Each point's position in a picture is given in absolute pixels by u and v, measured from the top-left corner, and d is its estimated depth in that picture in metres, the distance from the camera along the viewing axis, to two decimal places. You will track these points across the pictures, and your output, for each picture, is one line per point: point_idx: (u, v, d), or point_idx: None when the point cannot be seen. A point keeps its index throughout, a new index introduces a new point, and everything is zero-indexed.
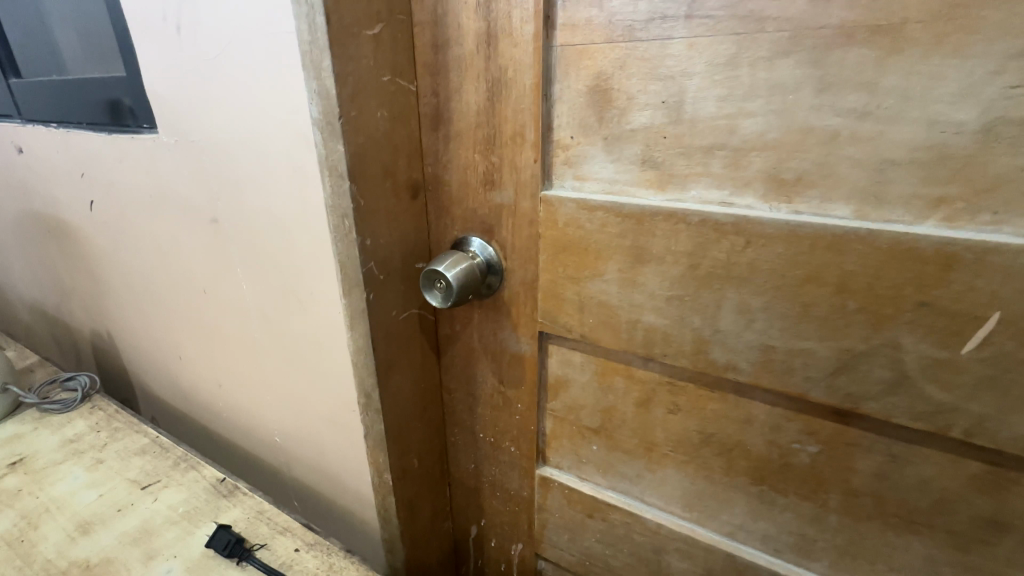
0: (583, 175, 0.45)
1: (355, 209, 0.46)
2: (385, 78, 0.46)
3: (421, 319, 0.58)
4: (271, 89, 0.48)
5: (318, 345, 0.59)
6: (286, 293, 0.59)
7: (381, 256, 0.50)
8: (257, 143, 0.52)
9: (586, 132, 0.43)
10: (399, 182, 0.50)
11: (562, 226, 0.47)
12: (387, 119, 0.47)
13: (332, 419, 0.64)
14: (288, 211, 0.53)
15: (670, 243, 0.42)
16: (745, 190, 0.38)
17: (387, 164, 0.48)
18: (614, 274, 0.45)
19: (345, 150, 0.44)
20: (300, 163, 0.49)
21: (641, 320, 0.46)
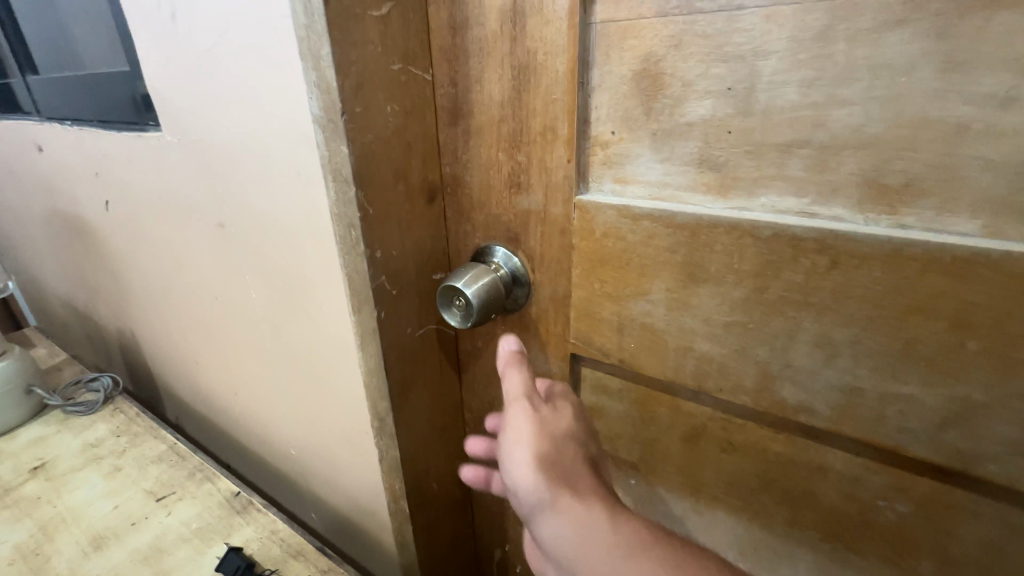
0: (625, 178, 0.38)
1: (362, 219, 0.41)
2: (395, 66, 0.40)
3: (441, 334, 0.53)
4: (272, 82, 0.43)
5: (329, 360, 0.55)
6: (295, 307, 0.55)
7: (393, 268, 0.45)
8: (259, 142, 0.47)
9: (630, 126, 0.36)
10: (414, 186, 0.45)
11: (599, 236, 0.40)
12: (399, 114, 0.41)
13: (346, 437, 0.59)
14: (293, 217, 0.48)
15: (732, 261, 0.35)
16: (832, 198, 0.31)
17: (401, 166, 0.43)
18: (661, 294, 0.39)
19: (350, 151, 0.38)
20: (304, 165, 0.44)
21: (692, 348, 0.39)
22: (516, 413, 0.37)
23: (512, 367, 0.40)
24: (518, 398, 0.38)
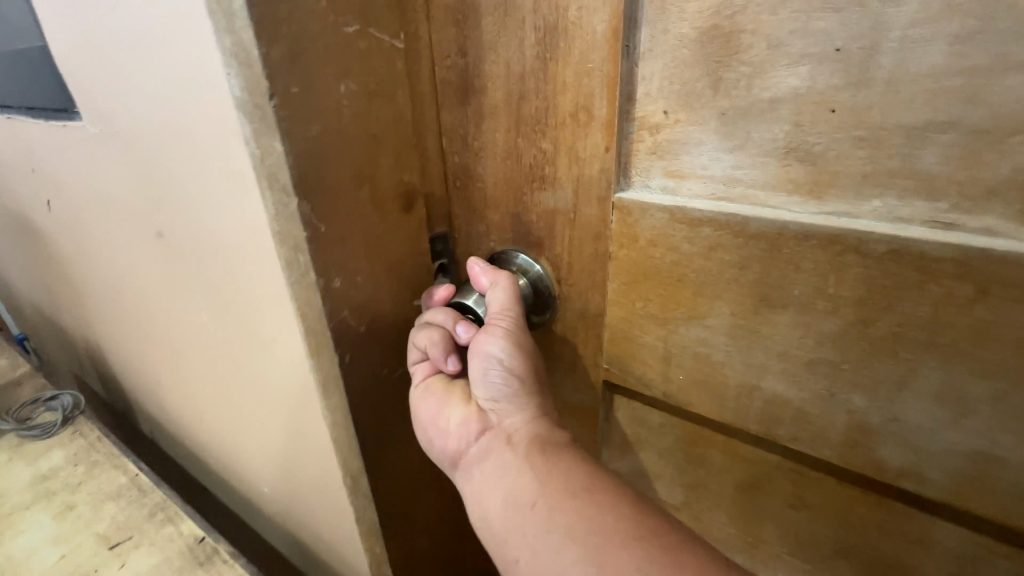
0: (681, 172, 0.30)
1: (310, 238, 0.33)
2: (348, 28, 0.31)
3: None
4: (195, 75, 0.35)
5: (293, 395, 0.48)
6: (250, 333, 0.48)
7: (359, 295, 0.38)
8: (191, 146, 0.40)
9: (690, 104, 0.28)
10: (387, 192, 0.37)
11: (643, 245, 0.32)
12: (358, 95, 0.33)
13: (320, 477, 0.53)
14: (236, 236, 0.41)
15: (826, 284, 0.26)
16: (986, 204, 0.22)
17: (364, 169, 0.35)
18: (723, 319, 0.31)
19: (286, 150, 0.31)
20: (241, 176, 0.37)
21: (759, 388, 0.31)
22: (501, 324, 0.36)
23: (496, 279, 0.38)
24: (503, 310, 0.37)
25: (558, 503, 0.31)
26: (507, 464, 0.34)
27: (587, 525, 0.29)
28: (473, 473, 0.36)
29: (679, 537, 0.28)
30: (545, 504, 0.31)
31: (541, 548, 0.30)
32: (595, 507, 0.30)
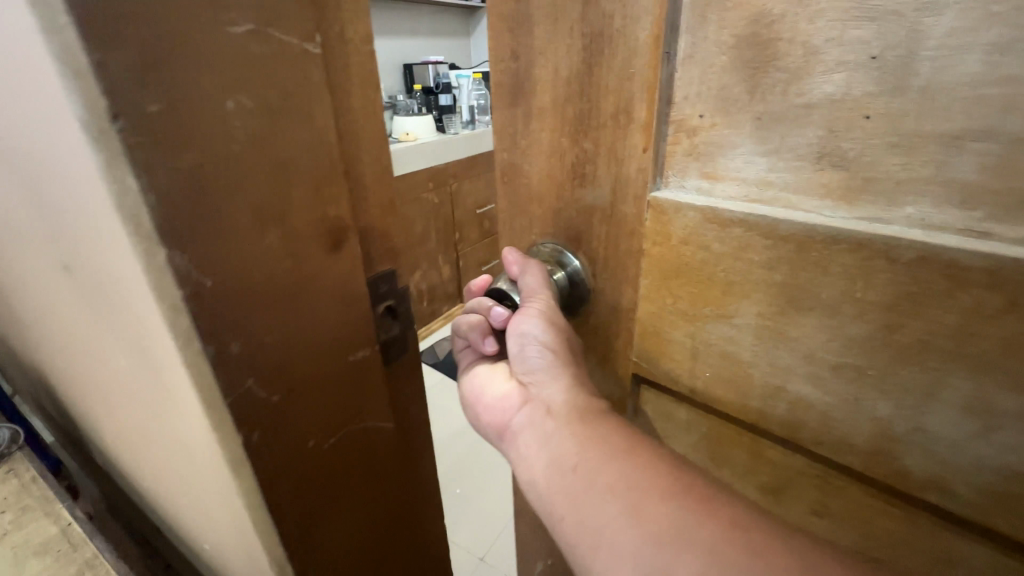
0: (715, 173, 0.31)
1: (187, 295, 0.30)
2: (242, 29, 0.29)
3: (361, 418, 0.45)
4: (31, 106, 0.29)
5: (199, 453, 0.44)
6: (147, 385, 0.43)
7: (258, 349, 0.35)
8: (45, 185, 0.34)
9: (726, 109, 0.29)
10: (307, 236, 0.35)
11: (676, 243, 0.33)
12: (250, 112, 0.30)
13: (238, 532, 0.49)
14: (109, 284, 0.36)
15: (854, 288, 0.27)
16: (1021, 213, 0.22)
17: (269, 211, 0.32)
18: (749, 319, 0.31)
19: (147, 196, 0.27)
20: (97, 227, 0.31)
21: (784, 389, 0.31)
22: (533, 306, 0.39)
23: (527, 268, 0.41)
24: (534, 294, 0.39)
25: (600, 464, 0.32)
26: (547, 431, 0.37)
27: (627, 480, 0.31)
28: (519, 442, 0.39)
29: (706, 489, 0.30)
30: (587, 467, 0.33)
31: (586, 504, 0.32)
32: (634, 466, 0.31)
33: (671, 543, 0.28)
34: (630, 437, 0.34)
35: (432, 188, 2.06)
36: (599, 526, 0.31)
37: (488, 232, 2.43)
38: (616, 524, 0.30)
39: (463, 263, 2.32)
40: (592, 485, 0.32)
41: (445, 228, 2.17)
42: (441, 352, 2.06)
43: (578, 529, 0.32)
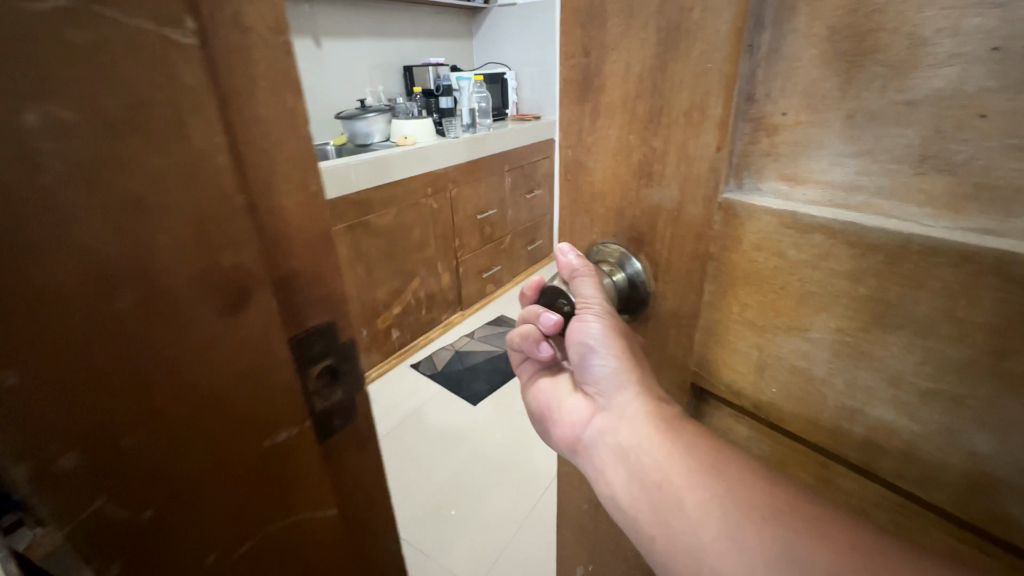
0: (796, 177, 0.29)
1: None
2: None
3: (275, 496, 0.35)
4: None
5: None
6: None
7: (104, 449, 0.25)
8: None
9: (813, 107, 0.27)
10: (191, 306, 0.27)
11: (750, 249, 0.31)
12: (64, 122, 0.21)
13: None
14: None
15: (955, 307, 0.24)
16: None
17: (117, 274, 0.24)
18: (828, 334, 0.29)
19: None
20: None
21: (863, 413, 0.29)
22: (591, 319, 0.37)
23: (579, 276, 0.38)
24: (590, 304, 0.38)
25: (687, 486, 0.32)
26: (621, 443, 0.37)
27: (722, 503, 0.30)
28: (596, 455, 0.39)
29: (818, 509, 0.29)
30: (673, 487, 0.33)
31: (671, 528, 0.32)
32: (728, 488, 0.31)
33: (774, 567, 0.28)
34: (710, 452, 0.33)
35: (430, 194, 2.12)
36: (694, 548, 0.31)
37: (489, 237, 2.55)
38: (711, 548, 0.30)
39: (462, 270, 2.42)
40: (681, 508, 0.32)
41: (446, 233, 2.26)
42: (439, 364, 2.13)
43: (670, 550, 0.32)
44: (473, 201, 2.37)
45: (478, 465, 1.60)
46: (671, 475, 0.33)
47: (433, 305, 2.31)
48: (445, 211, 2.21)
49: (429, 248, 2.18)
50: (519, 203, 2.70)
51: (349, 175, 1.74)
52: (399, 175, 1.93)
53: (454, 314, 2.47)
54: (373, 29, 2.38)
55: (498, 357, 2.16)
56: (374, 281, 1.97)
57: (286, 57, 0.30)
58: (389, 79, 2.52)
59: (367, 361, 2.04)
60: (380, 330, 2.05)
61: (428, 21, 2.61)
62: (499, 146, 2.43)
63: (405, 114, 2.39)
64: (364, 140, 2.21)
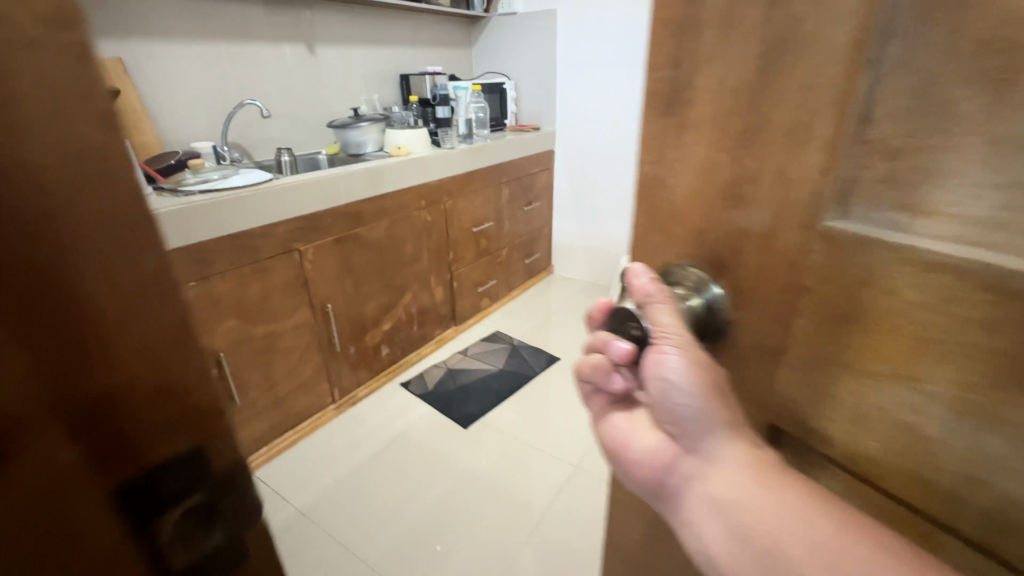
0: (920, 207, 0.25)
1: None
2: None
3: None
4: None
5: None
6: None
7: None
8: None
9: (947, 129, 0.23)
10: None
11: (856, 284, 0.28)
12: None
13: None
14: None
15: None
16: None
17: None
18: (948, 387, 0.25)
19: None
20: None
21: (986, 483, 0.25)
22: (670, 351, 0.35)
23: (650, 303, 0.36)
24: (668, 335, 0.36)
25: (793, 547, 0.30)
26: (713, 494, 0.34)
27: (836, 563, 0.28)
28: (681, 504, 0.36)
29: None
30: (778, 547, 0.30)
31: None
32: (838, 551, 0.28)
33: None
34: (826, 516, 0.30)
35: (423, 207, 2.14)
36: None
37: (484, 250, 2.59)
38: None
39: (457, 284, 2.45)
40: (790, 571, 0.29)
41: (439, 248, 2.29)
42: (430, 383, 2.15)
43: None
44: (469, 213, 2.41)
45: (467, 490, 1.64)
46: (774, 532, 0.31)
47: (426, 319, 2.32)
48: (439, 223, 2.24)
49: (422, 259, 2.21)
50: (516, 216, 2.79)
51: (338, 187, 1.75)
52: (391, 186, 1.96)
53: (448, 330, 2.49)
54: (365, 39, 2.43)
55: (490, 376, 2.20)
56: (365, 295, 1.96)
57: (88, 100, 0.23)
58: (382, 88, 2.58)
59: (356, 380, 2.03)
60: (368, 347, 2.04)
61: (417, 32, 2.70)
62: (493, 159, 2.49)
63: (400, 123, 2.40)
64: (357, 150, 2.21)
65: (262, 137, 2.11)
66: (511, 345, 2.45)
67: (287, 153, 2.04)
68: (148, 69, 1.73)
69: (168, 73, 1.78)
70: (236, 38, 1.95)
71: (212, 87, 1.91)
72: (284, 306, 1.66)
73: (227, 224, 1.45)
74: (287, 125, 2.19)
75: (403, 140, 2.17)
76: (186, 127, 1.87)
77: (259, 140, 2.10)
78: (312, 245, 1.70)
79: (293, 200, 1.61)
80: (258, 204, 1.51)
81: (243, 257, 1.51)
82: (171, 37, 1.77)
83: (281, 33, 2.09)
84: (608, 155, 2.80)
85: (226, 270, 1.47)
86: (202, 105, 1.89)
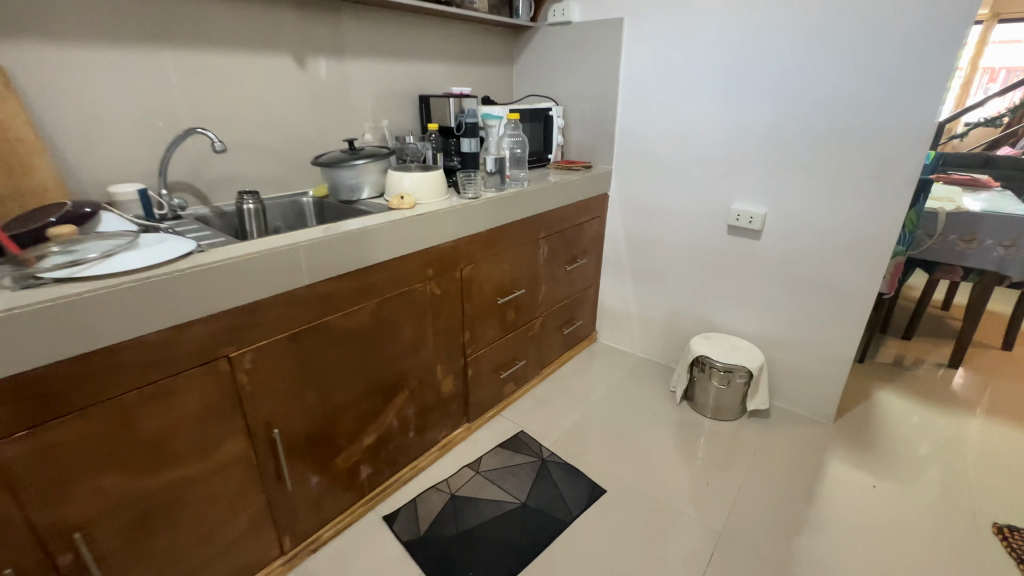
0: None
1: None
2: None
3: None
4: None
5: None
6: None
7: None
8: None
9: None
10: None
11: None
12: None
13: None
14: None
15: None
16: None
17: None
18: None
19: None
20: None
21: None
22: None
23: None
24: None
25: None
26: None
27: None
28: None
29: None
30: None
31: None
32: None
33: None
34: None
35: (430, 277, 1.57)
36: None
37: (513, 323, 2.01)
38: None
39: (472, 370, 1.88)
40: None
41: (451, 328, 1.72)
42: (424, 522, 1.56)
43: None
44: (494, 281, 1.84)
45: None
46: None
47: (426, 422, 1.75)
48: (452, 296, 1.68)
49: (426, 345, 1.64)
50: (556, 276, 2.21)
51: (301, 263, 1.20)
52: (385, 254, 1.40)
53: (456, 431, 1.91)
54: (375, 50, 1.92)
55: (506, 518, 1.59)
56: (337, 404, 1.40)
57: None
58: (397, 113, 2.06)
59: (320, 517, 1.47)
60: (340, 472, 1.48)
61: (442, 45, 2.18)
62: (530, 210, 1.91)
63: (414, 158, 1.95)
64: (349, 195, 1.66)
65: (228, 174, 1.59)
66: (539, 460, 1.84)
67: (253, 200, 1.52)
68: (60, 83, 1.25)
69: (92, 89, 1.30)
70: (197, 44, 1.45)
71: (156, 109, 1.41)
72: (202, 440, 1.11)
73: (99, 335, 0.92)
74: (265, 158, 1.67)
75: (407, 185, 1.60)
76: (115, 162, 1.37)
77: (221, 178, 1.58)
78: (253, 347, 1.16)
79: (220, 289, 1.06)
80: (159, 298, 0.98)
81: (133, 379, 0.98)
82: (98, 40, 1.28)
83: (261, 39, 1.58)
84: (678, 206, 2.20)
85: (94, 406, 0.93)
86: (142, 132, 1.40)
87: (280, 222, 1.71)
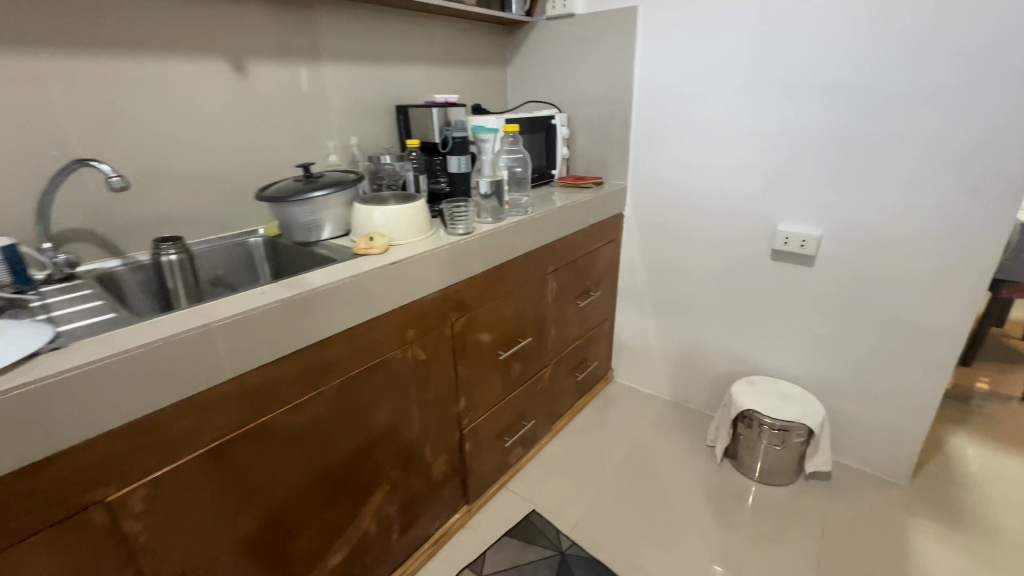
0: None
1: None
2: None
3: None
4: None
5: None
6: None
7: None
8: None
9: None
10: None
11: None
12: None
13: None
14: None
15: None
16: None
17: None
18: None
19: None
20: None
21: None
22: None
23: None
24: None
25: None
26: None
27: None
28: None
29: None
30: None
31: None
32: None
33: None
34: None
35: (412, 340, 1.21)
36: None
37: (518, 378, 1.65)
38: None
39: (471, 443, 1.52)
40: None
41: (441, 398, 1.36)
42: None
43: None
44: (494, 331, 1.49)
45: None
46: None
47: (414, 517, 1.39)
48: (441, 359, 1.32)
49: (411, 426, 1.28)
50: (567, 315, 1.85)
51: (220, 350, 0.84)
52: (348, 319, 1.04)
53: (451, 517, 1.54)
54: (341, 53, 1.57)
55: None
56: (288, 525, 1.04)
57: None
58: (371, 129, 1.71)
59: None
60: None
61: (423, 46, 1.83)
62: (535, 243, 1.56)
63: (390, 183, 1.60)
64: (307, 236, 1.30)
65: (149, 214, 1.23)
66: (557, 555, 1.48)
67: (177, 249, 1.18)
68: None
69: None
70: (98, 48, 1.10)
71: (41, 135, 1.06)
72: None
73: None
74: (200, 190, 1.31)
75: (379, 221, 1.24)
76: None
77: (140, 221, 1.22)
78: (149, 478, 0.79)
79: (84, 405, 0.71)
80: None
81: None
82: None
83: (189, 39, 1.23)
84: (709, 227, 1.85)
85: None
86: (21, 166, 1.05)
87: (221, 270, 1.36)
